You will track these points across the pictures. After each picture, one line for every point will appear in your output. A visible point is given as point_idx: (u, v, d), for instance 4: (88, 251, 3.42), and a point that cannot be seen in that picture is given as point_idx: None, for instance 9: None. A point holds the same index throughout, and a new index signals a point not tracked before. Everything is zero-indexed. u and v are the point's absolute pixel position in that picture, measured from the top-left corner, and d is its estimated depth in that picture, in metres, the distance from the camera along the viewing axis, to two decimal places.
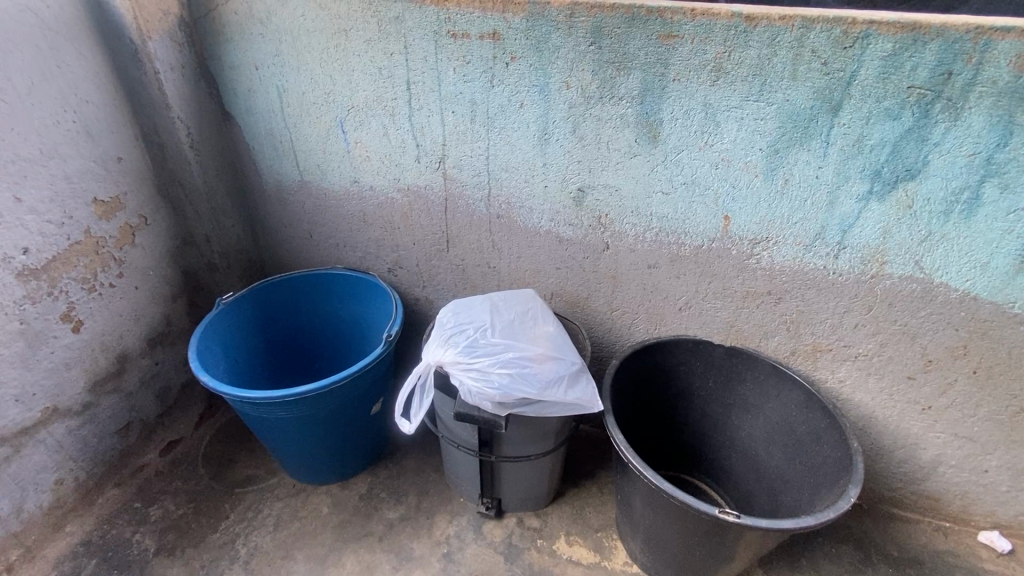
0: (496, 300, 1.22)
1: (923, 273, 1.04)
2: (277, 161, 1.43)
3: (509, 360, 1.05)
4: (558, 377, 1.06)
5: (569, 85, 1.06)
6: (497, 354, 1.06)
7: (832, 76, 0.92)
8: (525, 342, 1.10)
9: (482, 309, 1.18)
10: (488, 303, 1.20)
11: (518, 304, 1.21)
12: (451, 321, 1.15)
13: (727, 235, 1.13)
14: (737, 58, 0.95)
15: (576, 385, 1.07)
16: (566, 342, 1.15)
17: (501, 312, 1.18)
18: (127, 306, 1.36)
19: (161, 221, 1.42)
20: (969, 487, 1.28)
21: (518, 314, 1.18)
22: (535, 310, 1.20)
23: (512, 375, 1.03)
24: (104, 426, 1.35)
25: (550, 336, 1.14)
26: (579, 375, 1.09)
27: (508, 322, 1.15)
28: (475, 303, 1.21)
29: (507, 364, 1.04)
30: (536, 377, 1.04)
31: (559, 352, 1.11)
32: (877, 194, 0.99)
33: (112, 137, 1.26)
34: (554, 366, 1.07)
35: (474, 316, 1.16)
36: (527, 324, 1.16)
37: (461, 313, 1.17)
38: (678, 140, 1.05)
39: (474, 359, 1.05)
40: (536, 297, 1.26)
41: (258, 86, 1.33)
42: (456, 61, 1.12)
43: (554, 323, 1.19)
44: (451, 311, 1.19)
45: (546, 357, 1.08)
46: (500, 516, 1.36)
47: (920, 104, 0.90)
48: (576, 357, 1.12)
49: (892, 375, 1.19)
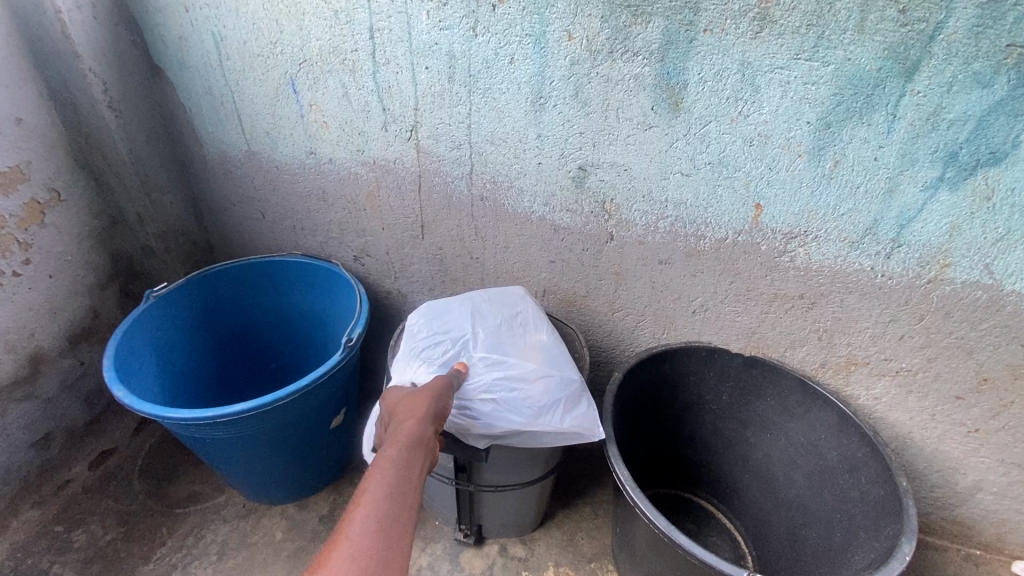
0: (479, 302, 1.02)
1: (992, 279, 0.86)
2: (220, 127, 1.20)
3: (492, 384, 0.86)
4: (556, 402, 0.87)
5: (571, 36, 0.85)
6: (476, 376, 0.87)
7: (911, 27, 0.71)
8: (515, 358, 0.91)
9: (461, 314, 0.98)
10: (468, 306, 1.00)
11: (506, 307, 1.01)
12: (423, 330, 0.95)
13: (758, 228, 0.94)
14: (789, 3, 0.74)
15: (578, 409, 0.88)
16: (563, 354, 0.96)
17: (484, 318, 0.98)
18: (39, 298, 1.14)
19: (81, 197, 1.19)
20: (1009, 516, 1.14)
21: (506, 320, 0.98)
22: (525, 315, 1.00)
23: (495, 403, 0.85)
24: (15, 438, 1.16)
25: (543, 349, 0.95)
26: (581, 396, 0.90)
27: (493, 331, 0.95)
28: (453, 307, 1.01)
29: (489, 389, 0.85)
30: (526, 403, 0.86)
31: (554, 369, 0.92)
32: (949, 182, 0.80)
33: (6, 93, 1.03)
34: (549, 387, 0.88)
35: (451, 323, 0.96)
36: (516, 334, 0.96)
37: (436, 319, 0.97)
38: (705, 109, 0.85)
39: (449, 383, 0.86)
40: (529, 298, 1.06)
41: (190, 33, 1.09)
42: (430, 4, 0.89)
43: (549, 331, 0.99)
44: (424, 316, 0.99)
45: (538, 377, 0.89)
46: (481, 543, 1.19)
47: (1020, 68, 0.70)
48: (576, 373, 0.93)
49: (937, 394, 1.02)
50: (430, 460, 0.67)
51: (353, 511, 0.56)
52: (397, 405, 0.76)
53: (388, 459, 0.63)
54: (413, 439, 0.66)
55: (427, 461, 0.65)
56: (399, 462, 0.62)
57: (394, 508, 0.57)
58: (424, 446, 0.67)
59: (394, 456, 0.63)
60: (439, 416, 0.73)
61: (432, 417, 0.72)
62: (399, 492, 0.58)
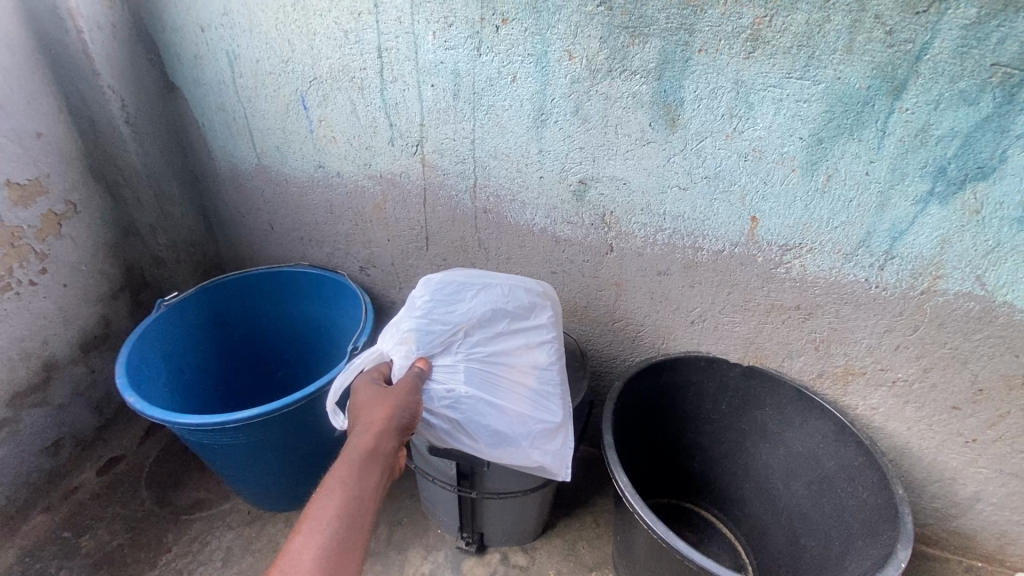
0: (493, 292, 0.93)
1: (984, 290, 0.88)
2: (232, 142, 1.24)
3: (477, 406, 0.85)
4: (526, 438, 0.87)
5: (572, 55, 0.88)
6: (466, 392, 0.84)
7: (897, 48, 0.74)
8: (505, 380, 0.88)
9: (474, 306, 0.90)
10: (482, 299, 0.92)
11: (520, 308, 0.94)
12: (429, 311, 0.88)
13: (754, 240, 0.96)
14: (781, 25, 0.77)
15: (551, 453, 0.89)
16: (558, 384, 0.93)
17: (494, 317, 0.91)
18: (53, 306, 1.17)
19: (96, 209, 1.23)
20: (1009, 527, 1.14)
21: (514, 328, 0.92)
22: (536, 325, 0.94)
23: (473, 424, 0.85)
24: (27, 444, 1.18)
25: (540, 373, 0.92)
26: (558, 438, 0.90)
27: (496, 337, 0.90)
28: (467, 292, 0.92)
29: (472, 411, 0.84)
30: (502, 435, 0.86)
31: (542, 403, 0.90)
32: (939, 196, 0.82)
33: (29, 109, 1.07)
34: (530, 425, 0.87)
35: (459, 316, 0.89)
36: (518, 348, 0.92)
37: (445, 305, 0.90)
38: (701, 125, 0.88)
39: (435, 388, 0.83)
40: (543, 292, 0.99)
41: (205, 51, 1.14)
42: (436, 25, 0.93)
43: (553, 352, 0.94)
44: (431, 294, 0.91)
45: (523, 410, 0.88)
46: (483, 551, 1.20)
47: (1004, 87, 0.73)
48: (563, 411, 0.91)
49: (934, 405, 1.04)
50: (384, 474, 0.70)
51: (298, 532, 0.60)
52: (364, 406, 0.77)
53: (339, 479, 0.66)
54: (367, 456, 0.69)
55: (380, 479, 0.68)
56: (348, 483, 0.65)
57: (338, 533, 0.60)
58: (379, 464, 0.70)
59: (345, 476, 0.66)
60: (402, 426, 0.75)
61: (394, 428, 0.74)
62: (344, 516, 0.62)
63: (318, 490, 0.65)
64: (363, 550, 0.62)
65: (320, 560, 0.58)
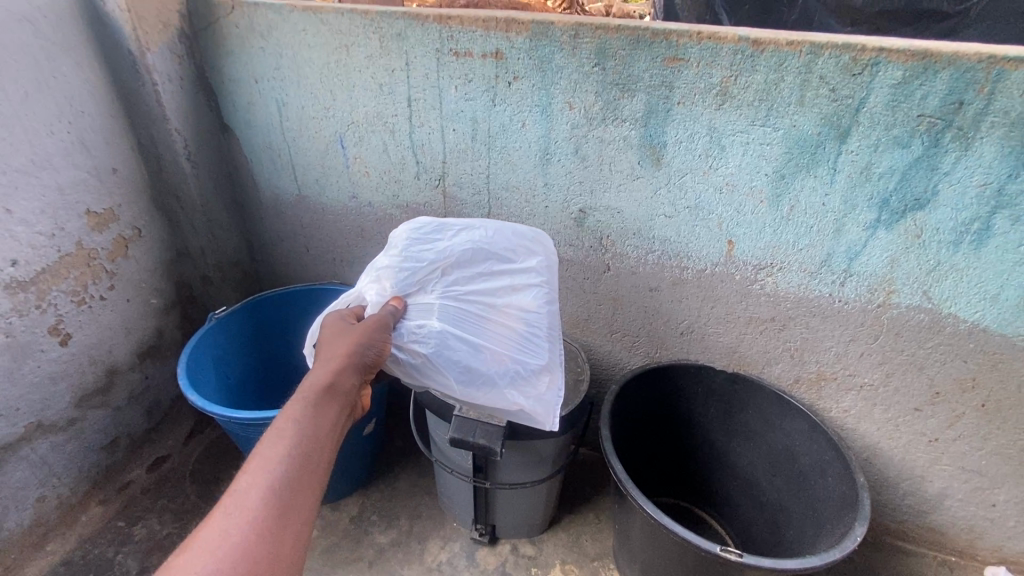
0: (476, 235, 0.95)
1: (931, 304, 1.02)
2: (276, 175, 1.42)
3: (458, 345, 0.86)
4: (505, 380, 0.90)
5: (572, 106, 1.05)
6: (444, 329, 0.86)
7: (840, 103, 0.90)
8: (487, 322, 0.90)
9: (455, 249, 0.92)
10: (465, 240, 0.94)
11: (503, 251, 0.95)
12: (410, 253, 0.90)
13: (731, 260, 1.11)
14: (744, 83, 0.93)
15: (533, 394, 0.92)
16: (543, 327, 0.95)
17: (476, 261, 0.93)
18: (118, 319, 1.33)
19: (156, 233, 1.40)
20: (976, 522, 1.24)
21: (497, 270, 0.94)
22: (521, 267, 0.96)
23: (450, 362, 0.86)
24: (90, 442, 1.32)
25: (523, 316, 0.93)
26: (542, 380, 0.93)
27: (479, 279, 0.92)
28: (448, 234, 0.94)
29: (451, 349, 0.86)
30: (482, 375, 0.89)
31: (525, 345, 0.92)
32: (885, 223, 0.97)
33: (108, 149, 1.25)
34: (510, 368, 0.90)
35: (438, 256, 0.91)
36: (502, 291, 0.93)
37: (424, 246, 0.92)
38: (682, 163, 1.03)
39: (412, 324, 0.85)
40: (531, 238, 1.00)
41: (258, 99, 1.32)
42: (458, 80, 1.10)
43: (540, 296, 0.95)
44: (412, 237, 0.93)
45: (504, 351, 0.90)
46: (495, 542, 1.32)
47: (929, 133, 0.88)
48: (547, 355, 0.94)
49: (898, 407, 1.16)
50: (343, 410, 0.70)
51: (248, 469, 0.58)
52: (326, 346, 0.78)
53: (293, 415, 0.65)
54: (325, 392, 0.69)
55: (338, 414, 0.69)
56: (303, 419, 0.65)
57: (292, 471, 0.59)
58: (336, 403, 0.69)
59: (300, 414, 0.65)
60: (360, 366, 0.76)
61: (355, 365, 0.75)
62: (296, 453, 0.61)
63: (270, 428, 0.63)
64: (318, 483, 0.61)
65: (273, 496, 0.56)
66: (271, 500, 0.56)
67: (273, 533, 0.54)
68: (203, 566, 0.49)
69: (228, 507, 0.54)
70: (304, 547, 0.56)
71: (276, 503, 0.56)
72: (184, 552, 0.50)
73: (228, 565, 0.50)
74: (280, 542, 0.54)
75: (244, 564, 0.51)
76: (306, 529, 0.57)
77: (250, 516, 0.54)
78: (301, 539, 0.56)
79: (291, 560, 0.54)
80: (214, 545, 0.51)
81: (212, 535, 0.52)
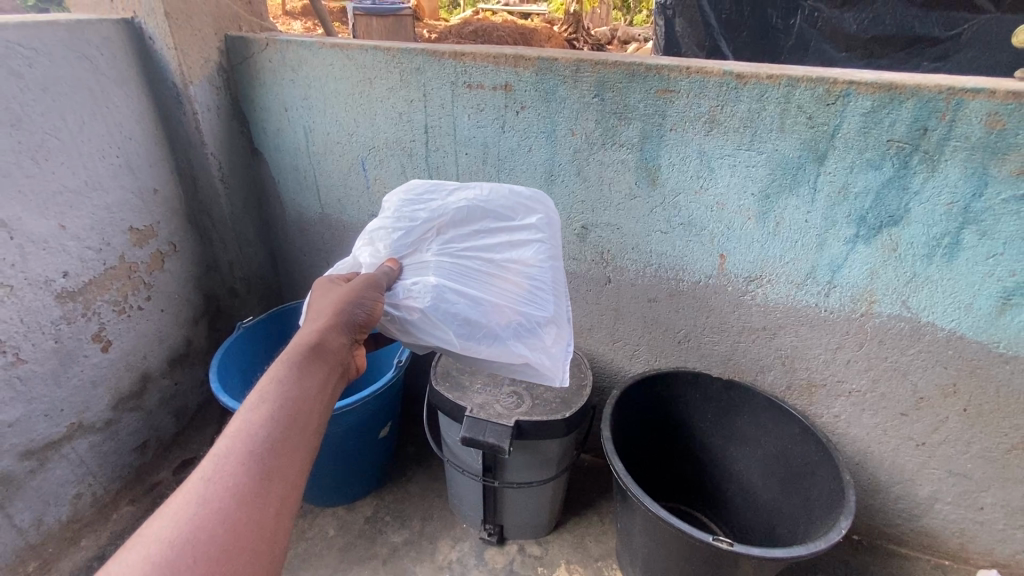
0: (472, 190, 0.88)
1: (910, 313, 1.09)
2: (301, 195, 1.53)
3: (455, 303, 0.81)
4: (509, 339, 0.83)
5: (574, 132, 1.15)
6: (440, 286, 0.81)
7: (817, 129, 0.99)
8: (486, 279, 0.84)
9: (450, 204, 0.86)
10: (459, 195, 0.87)
11: (502, 205, 0.88)
12: (403, 211, 0.86)
13: (723, 273, 1.19)
14: (730, 111, 1.03)
15: (540, 351, 0.85)
16: (548, 283, 0.87)
17: (473, 215, 0.86)
18: (153, 327, 1.43)
19: (189, 249, 1.51)
20: (966, 525, 1.27)
21: (495, 226, 0.87)
22: (521, 222, 0.88)
23: (449, 321, 0.81)
24: (123, 443, 1.41)
25: (525, 272, 0.86)
26: (548, 336, 0.86)
27: (477, 234, 0.86)
28: (441, 190, 0.88)
29: (448, 307, 0.81)
30: (484, 333, 0.82)
31: (528, 301, 0.85)
32: (864, 238, 1.05)
33: (150, 171, 1.36)
34: (514, 326, 0.83)
35: (431, 213, 0.86)
36: (504, 247, 0.86)
37: (416, 204, 0.87)
38: (676, 184, 1.13)
39: (409, 284, 0.82)
40: (533, 192, 0.91)
41: (287, 126, 1.44)
42: (471, 109, 1.21)
43: (543, 251, 0.88)
44: (403, 195, 0.88)
45: (507, 309, 0.83)
46: (503, 542, 1.38)
47: (899, 156, 0.96)
48: (553, 310, 0.86)
49: (885, 412, 1.21)
50: (333, 370, 0.67)
51: (229, 431, 0.55)
52: (316, 307, 0.75)
53: (278, 375, 0.61)
54: (312, 352, 0.66)
55: (328, 374, 0.66)
56: (288, 379, 0.61)
57: (277, 431, 0.56)
58: (325, 365, 0.66)
59: (286, 374, 0.62)
60: (350, 324, 0.73)
61: (344, 325, 0.72)
62: (281, 414, 0.58)
63: (254, 389, 0.60)
64: (308, 444, 0.58)
65: (255, 459, 0.53)
66: (253, 464, 0.53)
67: (257, 497, 0.51)
68: (181, 531, 0.47)
69: (207, 472, 0.51)
70: (291, 514, 0.53)
71: (260, 467, 0.53)
72: (160, 516, 0.48)
73: (208, 528, 0.48)
74: (264, 507, 0.51)
75: (225, 528, 0.48)
76: (293, 495, 0.54)
77: (232, 480, 0.51)
78: (288, 506, 0.53)
79: (276, 526, 0.51)
80: (192, 511, 0.48)
81: (190, 500, 0.49)
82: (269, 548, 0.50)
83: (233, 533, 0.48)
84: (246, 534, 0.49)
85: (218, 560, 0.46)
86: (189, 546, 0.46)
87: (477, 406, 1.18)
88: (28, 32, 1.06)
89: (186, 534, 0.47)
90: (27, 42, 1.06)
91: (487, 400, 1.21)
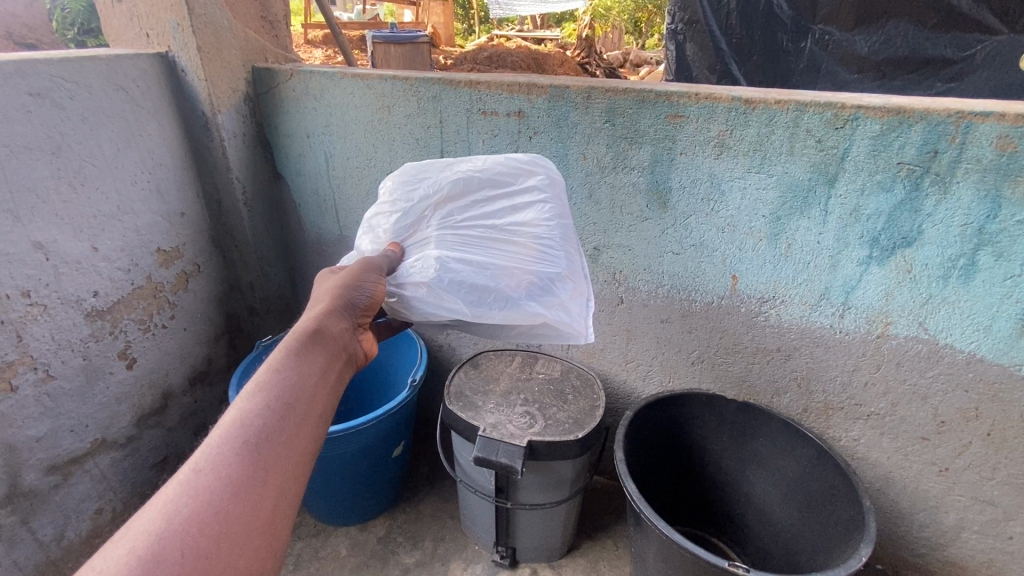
0: (466, 164, 0.89)
1: (927, 334, 1.05)
2: (321, 217, 1.59)
3: (462, 270, 0.82)
4: (521, 299, 0.84)
5: (586, 156, 1.19)
6: (444, 258, 0.82)
7: (827, 152, 1.00)
8: (491, 245, 0.85)
9: (444, 179, 0.87)
10: (453, 170, 0.88)
11: (498, 173, 0.88)
12: (399, 195, 0.87)
13: (736, 294, 1.20)
14: (739, 135, 1.05)
15: (557, 306, 0.86)
16: (555, 240, 0.87)
17: (469, 187, 0.87)
18: (175, 345, 1.47)
19: (211, 269, 1.56)
20: (995, 555, 1.17)
21: (493, 193, 0.87)
22: (520, 186, 0.88)
23: (458, 290, 0.82)
24: (143, 458, 1.44)
25: (531, 233, 0.86)
26: (563, 290, 0.87)
27: (476, 204, 0.87)
28: (435, 169, 0.89)
29: (456, 275, 0.82)
30: (496, 297, 0.83)
31: (538, 259, 0.85)
32: (877, 259, 1.03)
33: (178, 195, 1.42)
34: (527, 285, 0.84)
35: (427, 191, 0.86)
36: (504, 212, 0.87)
37: (412, 185, 0.87)
38: (686, 206, 1.15)
39: (414, 262, 0.83)
40: (527, 157, 0.91)
41: (308, 151, 1.51)
42: (486, 135, 1.26)
43: (546, 210, 0.88)
44: (398, 180, 0.89)
45: (517, 269, 0.84)
46: (515, 565, 1.37)
47: (910, 178, 0.95)
48: (564, 265, 0.87)
49: (905, 436, 1.17)
50: (331, 354, 0.69)
51: (225, 422, 0.56)
52: (319, 295, 0.77)
53: (277, 364, 0.63)
54: (310, 338, 0.68)
55: (327, 360, 0.68)
56: (286, 367, 0.63)
57: (273, 420, 0.58)
58: (325, 353, 0.68)
59: (284, 363, 0.64)
60: (350, 310, 0.75)
61: (343, 311, 0.74)
62: (278, 400, 0.60)
63: (252, 381, 0.62)
64: (305, 430, 0.60)
65: (250, 449, 0.54)
66: (248, 454, 0.54)
67: (251, 489, 0.52)
68: (170, 523, 0.47)
69: (201, 464, 0.52)
70: (288, 505, 0.54)
71: (255, 457, 0.54)
72: (151, 508, 0.47)
73: (199, 519, 0.48)
74: (260, 497, 0.52)
75: (218, 520, 0.48)
76: (290, 486, 0.55)
77: (225, 471, 0.52)
78: (285, 498, 0.54)
79: (272, 518, 0.52)
80: (182, 502, 0.48)
81: (181, 492, 0.49)
82: (265, 538, 0.51)
83: (227, 523, 0.49)
84: (240, 526, 0.49)
85: (210, 552, 0.47)
86: (179, 538, 0.46)
87: (490, 425, 1.19)
88: (71, 66, 1.13)
89: (176, 525, 0.47)
90: (70, 76, 1.13)
91: (499, 420, 1.21)
